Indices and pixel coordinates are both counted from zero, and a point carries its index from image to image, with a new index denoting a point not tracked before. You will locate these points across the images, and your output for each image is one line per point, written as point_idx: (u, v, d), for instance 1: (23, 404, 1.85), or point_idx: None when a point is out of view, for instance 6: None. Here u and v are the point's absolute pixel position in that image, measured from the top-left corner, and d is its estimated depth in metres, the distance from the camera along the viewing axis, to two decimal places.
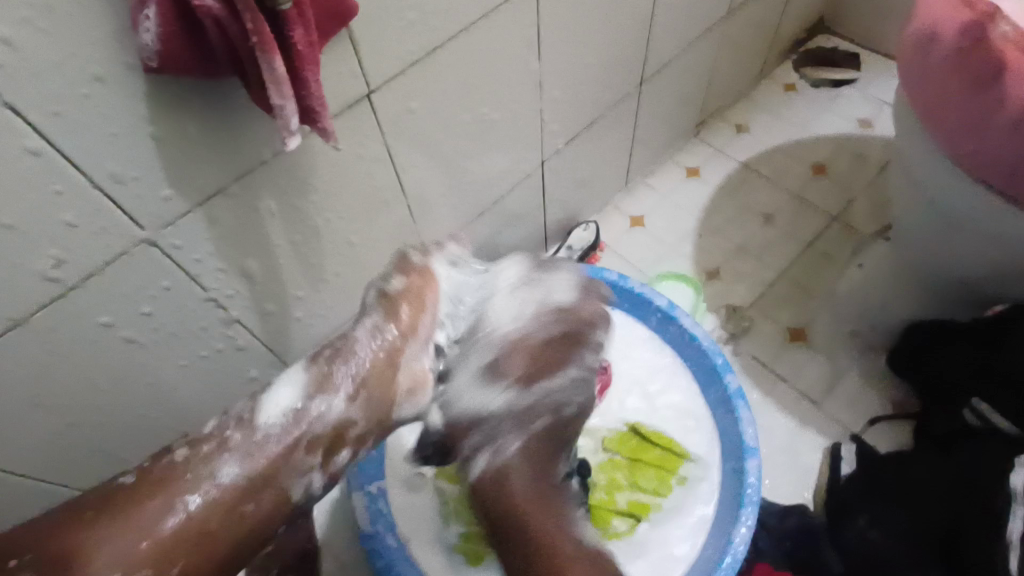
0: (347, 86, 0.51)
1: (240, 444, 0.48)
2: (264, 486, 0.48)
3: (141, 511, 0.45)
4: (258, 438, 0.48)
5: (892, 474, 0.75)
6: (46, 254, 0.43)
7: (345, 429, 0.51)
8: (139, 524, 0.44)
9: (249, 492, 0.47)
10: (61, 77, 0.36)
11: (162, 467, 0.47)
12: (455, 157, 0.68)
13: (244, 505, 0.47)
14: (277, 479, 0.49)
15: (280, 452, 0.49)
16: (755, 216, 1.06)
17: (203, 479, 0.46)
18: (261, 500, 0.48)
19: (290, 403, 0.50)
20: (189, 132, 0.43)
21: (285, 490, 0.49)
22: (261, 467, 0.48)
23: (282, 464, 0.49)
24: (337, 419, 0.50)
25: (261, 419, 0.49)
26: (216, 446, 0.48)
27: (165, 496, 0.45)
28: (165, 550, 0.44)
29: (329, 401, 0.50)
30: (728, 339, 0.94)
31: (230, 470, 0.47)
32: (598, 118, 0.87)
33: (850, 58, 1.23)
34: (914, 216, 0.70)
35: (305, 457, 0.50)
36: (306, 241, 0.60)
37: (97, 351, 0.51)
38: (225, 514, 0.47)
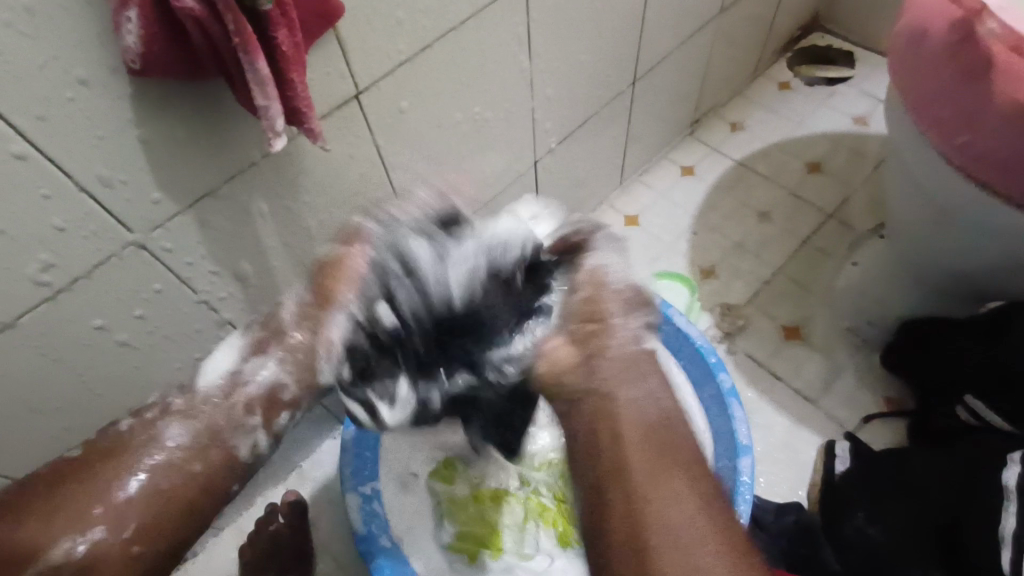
0: (337, 86, 0.51)
1: (182, 410, 0.50)
2: (212, 444, 0.49)
3: (90, 483, 0.44)
4: (200, 402, 0.51)
5: (889, 470, 0.75)
6: (35, 258, 0.43)
7: (280, 391, 0.54)
8: (90, 496, 0.44)
9: (196, 454, 0.48)
10: (46, 81, 0.36)
11: (108, 439, 0.47)
12: (448, 157, 0.68)
13: (193, 468, 0.48)
14: (222, 438, 0.50)
15: (222, 414, 0.51)
16: (750, 214, 1.06)
17: (151, 443, 0.47)
18: (209, 460, 0.48)
19: (227, 368, 0.54)
20: (176, 134, 0.43)
21: (231, 449, 0.50)
22: (205, 428, 0.49)
23: (226, 424, 0.50)
24: (270, 381, 0.54)
25: (201, 384, 0.53)
26: (160, 413, 0.49)
27: (113, 466, 0.45)
28: (116, 517, 0.44)
29: (262, 363, 0.54)
30: (724, 337, 0.94)
31: (174, 433, 0.48)
32: (592, 116, 0.87)
33: (844, 56, 1.23)
34: (908, 212, 0.70)
35: (250, 419, 0.52)
36: (298, 243, 0.60)
37: (90, 355, 0.51)
38: (176, 476, 0.47)
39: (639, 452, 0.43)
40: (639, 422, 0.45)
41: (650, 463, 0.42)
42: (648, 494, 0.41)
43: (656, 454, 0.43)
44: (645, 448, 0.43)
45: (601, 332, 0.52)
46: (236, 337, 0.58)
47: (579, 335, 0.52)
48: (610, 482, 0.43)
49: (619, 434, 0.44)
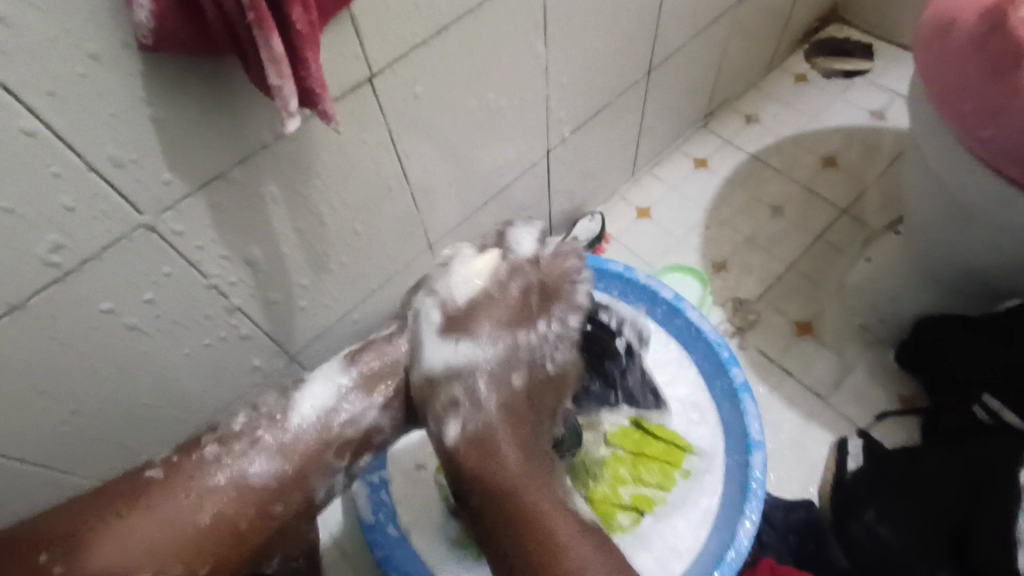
0: (350, 69, 0.50)
1: (270, 443, 0.53)
2: (293, 486, 0.53)
3: (171, 507, 0.48)
4: (291, 438, 0.54)
5: (901, 467, 0.73)
6: (46, 238, 0.42)
7: (373, 434, 0.57)
8: (172, 518, 0.48)
9: (277, 493, 0.52)
10: (56, 56, 0.35)
11: (193, 463, 0.51)
12: (460, 146, 0.68)
13: (270, 506, 0.52)
14: (304, 480, 0.54)
15: (313, 451, 0.54)
16: (764, 208, 1.04)
17: (233, 474, 0.51)
18: (289, 500, 0.53)
19: (324, 403, 0.56)
20: (188, 113, 0.43)
21: (312, 490, 0.55)
22: (292, 464, 0.53)
23: (314, 463, 0.54)
24: (367, 424, 0.57)
25: (296, 419, 0.55)
26: (247, 445, 0.52)
27: (192, 496, 0.49)
28: (194, 548, 0.48)
29: (362, 407, 0.56)
30: (735, 332, 0.93)
31: (260, 466, 0.52)
32: (606, 106, 0.85)
33: (862, 49, 1.21)
34: (930, 206, 0.68)
35: (333, 459, 0.55)
36: (309, 230, 0.59)
37: (99, 337, 0.51)
38: (254, 516, 0.51)
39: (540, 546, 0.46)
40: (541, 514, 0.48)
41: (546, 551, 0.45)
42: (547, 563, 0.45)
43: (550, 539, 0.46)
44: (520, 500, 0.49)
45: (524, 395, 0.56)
46: (336, 371, 0.58)
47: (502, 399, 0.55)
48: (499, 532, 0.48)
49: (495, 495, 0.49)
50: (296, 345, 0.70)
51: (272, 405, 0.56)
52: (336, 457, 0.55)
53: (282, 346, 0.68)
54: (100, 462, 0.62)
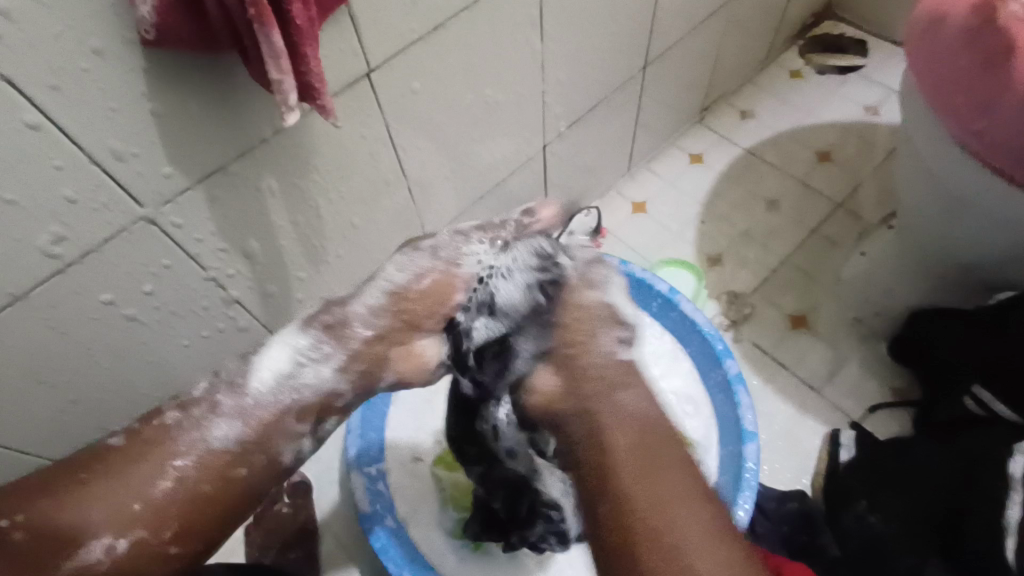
0: (348, 63, 0.51)
1: (231, 408, 0.44)
2: (254, 450, 0.43)
3: (132, 476, 0.40)
4: (250, 402, 0.44)
5: (891, 457, 0.75)
6: (47, 230, 0.43)
7: (333, 399, 0.47)
8: (134, 487, 0.39)
9: (242, 457, 0.43)
10: (59, 51, 0.36)
11: (155, 428, 0.42)
12: (456, 140, 0.68)
13: (234, 473, 0.42)
14: (270, 442, 0.44)
15: (270, 418, 0.44)
16: (759, 202, 1.05)
17: (195, 441, 0.42)
18: (253, 467, 0.43)
19: (281, 368, 0.46)
20: (189, 108, 0.43)
21: (276, 453, 0.44)
22: (251, 432, 0.43)
23: (274, 428, 0.44)
24: (327, 389, 0.46)
25: (252, 384, 0.45)
26: (206, 409, 0.43)
27: (153, 460, 0.41)
28: (160, 512, 0.39)
29: (318, 372, 0.46)
30: (730, 325, 0.94)
31: (220, 429, 0.42)
32: (603, 100, 0.86)
33: (857, 45, 1.22)
34: (922, 200, 0.69)
35: (293, 424, 0.45)
36: (307, 223, 0.59)
37: (99, 328, 0.51)
38: (216, 477, 0.41)
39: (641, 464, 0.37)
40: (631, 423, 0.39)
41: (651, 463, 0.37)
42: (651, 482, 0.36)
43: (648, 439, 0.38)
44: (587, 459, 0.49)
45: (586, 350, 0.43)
46: (292, 334, 0.47)
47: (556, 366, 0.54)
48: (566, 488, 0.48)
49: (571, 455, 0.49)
50: None
51: (230, 370, 0.46)
52: (297, 423, 0.45)
53: None
54: None
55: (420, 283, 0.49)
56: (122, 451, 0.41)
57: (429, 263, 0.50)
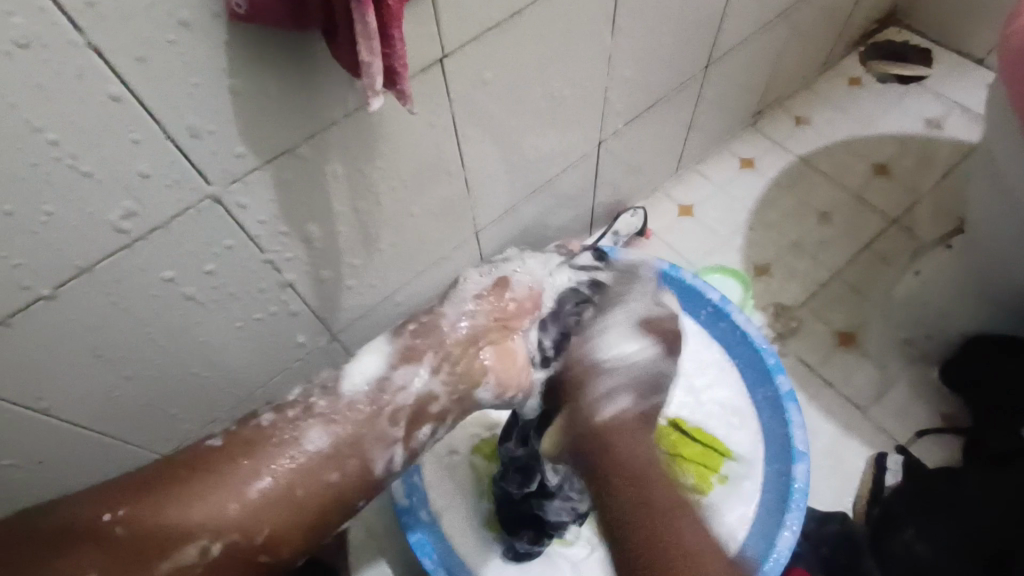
0: (425, 48, 0.49)
1: (324, 412, 0.48)
2: (349, 452, 0.47)
3: (234, 472, 0.44)
4: (342, 405, 0.49)
5: (941, 485, 0.72)
6: (119, 204, 0.42)
7: (428, 403, 0.51)
8: (231, 486, 0.43)
9: (332, 461, 0.47)
10: (149, 21, 0.35)
11: (252, 430, 0.47)
12: (517, 133, 0.66)
13: (326, 476, 0.46)
14: (361, 447, 0.48)
15: (361, 419, 0.49)
16: (811, 213, 1.02)
17: (291, 444, 0.46)
18: (344, 469, 0.47)
19: (374, 371, 0.51)
20: (267, 87, 0.42)
21: (368, 459, 0.48)
22: (345, 434, 0.47)
23: (366, 432, 0.48)
24: (419, 392, 0.51)
25: (344, 386, 0.50)
26: (301, 412, 0.48)
27: (253, 460, 0.45)
28: (249, 519, 0.43)
29: (414, 374, 0.51)
30: (777, 337, 0.91)
31: (315, 438, 0.47)
32: (662, 99, 0.83)
33: (921, 54, 1.17)
34: (1001, 224, 0.66)
35: (389, 427, 0.49)
36: (366, 209, 0.58)
37: (158, 305, 0.51)
38: (310, 483, 0.45)
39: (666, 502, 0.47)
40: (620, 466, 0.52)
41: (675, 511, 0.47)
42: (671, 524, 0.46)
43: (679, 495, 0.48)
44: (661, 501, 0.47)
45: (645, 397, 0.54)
46: (381, 340, 0.54)
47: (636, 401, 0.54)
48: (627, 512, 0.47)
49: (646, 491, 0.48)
50: (339, 324, 0.69)
51: (323, 377, 0.51)
52: (392, 426, 0.50)
53: (326, 324, 0.68)
54: (144, 430, 0.62)
55: (486, 292, 0.58)
56: (225, 456, 0.45)
57: (487, 281, 0.60)
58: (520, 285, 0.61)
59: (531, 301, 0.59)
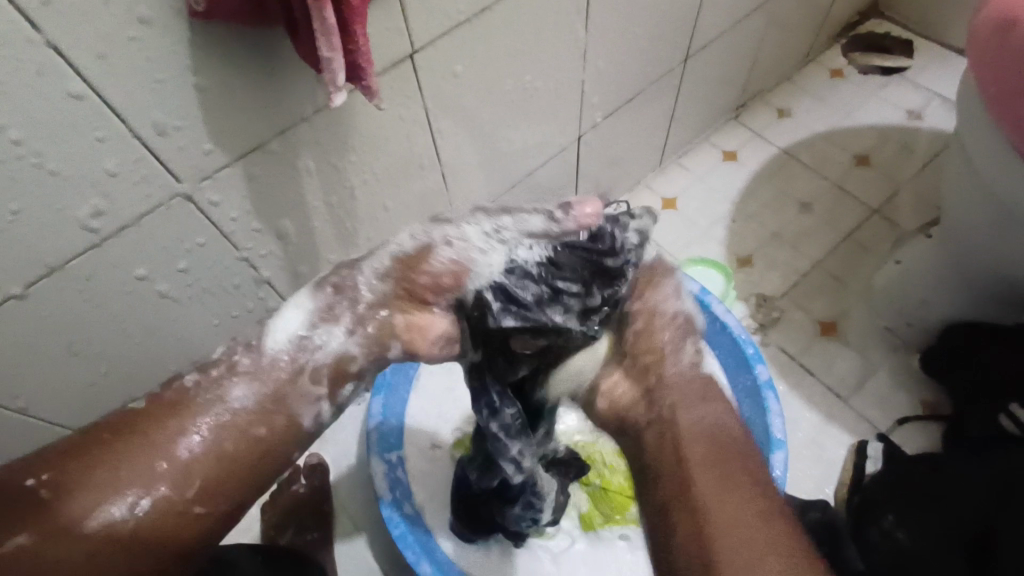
0: (394, 43, 0.49)
1: (249, 370, 0.41)
2: (275, 408, 0.40)
3: (158, 431, 0.37)
4: (267, 364, 0.41)
5: (919, 475, 0.73)
6: (87, 202, 0.42)
7: (345, 364, 0.43)
8: (159, 447, 0.37)
9: (262, 417, 0.39)
10: (109, 19, 0.35)
11: (174, 391, 0.39)
12: (492, 127, 0.67)
13: (255, 431, 0.39)
14: (289, 402, 0.40)
15: (286, 377, 0.41)
16: (793, 204, 1.03)
17: (214, 402, 0.38)
18: (274, 425, 0.39)
19: (295, 328, 0.43)
20: (233, 84, 0.42)
21: (298, 415, 0.40)
22: (271, 389, 0.40)
23: (293, 389, 0.41)
24: (337, 352, 0.42)
25: (267, 343, 0.42)
26: (225, 370, 0.40)
27: (179, 419, 0.38)
28: (182, 478, 0.36)
29: (329, 333, 0.42)
30: (758, 328, 0.92)
31: (238, 392, 0.39)
32: (640, 92, 0.84)
33: (902, 45, 1.18)
34: (974, 211, 0.67)
35: (311, 385, 0.41)
36: (341, 204, 0.59)
37: (132, 303, 0.51)
38: (241, 440, 0.38)
39: (700, 456, 0.41)
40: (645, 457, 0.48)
41: (718, 478, 0.40)
42: (710, 489, 0.40)
43: (718, 445, 0.42)
44: (709, 457, 0.41)
45: (660, 362, 0.46)
46: (303, 298, 0.46)
47: (636, 370, 0.46)
48: (664, 476, 0.41)
49: (684, 446, 0.42)
50: None
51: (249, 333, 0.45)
52: (315, 384, 0.41)
53: None
54: None
55: (394, 262, 0.45)
56: (146, 418, 0.38)
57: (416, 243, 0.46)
58: (441, 254, 0.45)
59: (450, 274, 0.45)
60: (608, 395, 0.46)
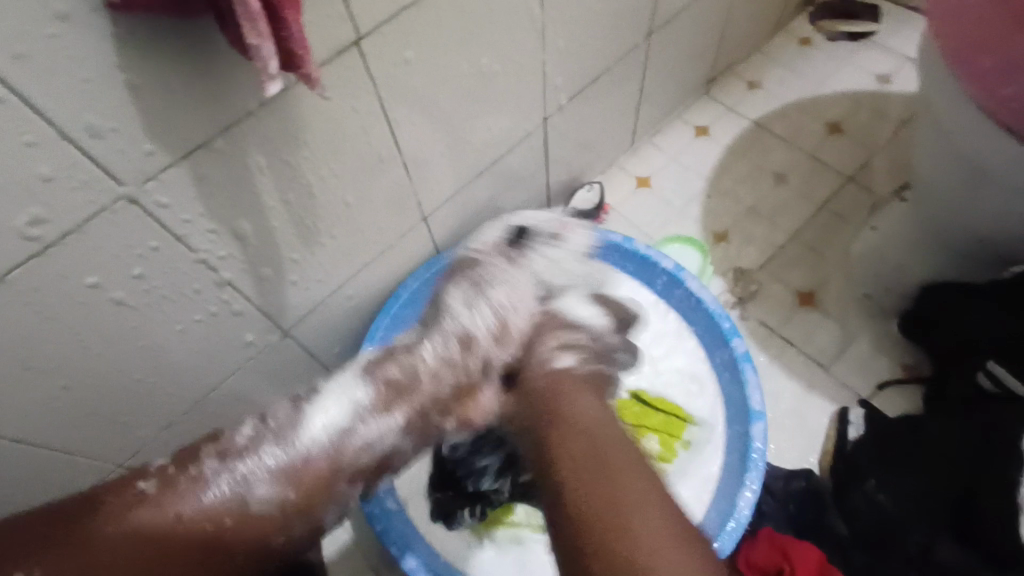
0: (336, 29, 0.48)
1: (280, 462, 0.55)
2: (294, 514, 0.55)
3: (188, 519, 0.51)
4: (298, 457, 0.55)
5: (903, 437, 0.72)
6: (24, 211, 0.41)
7: (391, 446, 0.60)
8: (187, 531, 0.50)
9: (283, 521, 0.54)
10: (21, 14, 0.33)
11: (201, 480, 0.53)
12: (452, 115, 0.66)
13: (274, 534, 0.54)
14: (310, 509, 0.56)
15: (317, 474, 0.56)
16: (767, 175, 1.02)
17: (242, 496, 0.53)
18: (287, 526, 0.55)
19: (338, 421, 0.58)
20: (168, 79, 0.41)
21: (313, 518, 0.56)
22: (296, 494, 0.55)
23: (306, 499, 0.55)
24: (388, 443, 0.59)
25: (304, 437, 0.56)
26: (251, 465, 0.54)
27: (206, 509, 0.52)
28: (203, 560, 0.50)
29: (386, 421, 0.59)
30: (736, 302, 0.92)
31: (264, 486, 0.54)
32: (605, 72, 0.83)
33: (870, 10, 1.17)
34: (940, 170, 0.66)
35: (340, 481, 0.57)
36: (299, 202, 0.57)
37: (85, 312, 0.50)
38: (257, 534, 0.53)
39: (580, 460, 0.50)
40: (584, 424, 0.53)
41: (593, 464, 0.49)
42: (581, 467, 0.49)
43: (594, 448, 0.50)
44: (590, 445, 0.51)
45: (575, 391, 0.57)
46: (339, 386, 0.60)
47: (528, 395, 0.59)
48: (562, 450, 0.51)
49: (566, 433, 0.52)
50: (289, 321, 0.69)
51: (279, 416, 0.57)
52: (345, 481, 0.57)
53: (274, 321, 0.67)
54: (93, 440, 0.61)
55: (449, 346, 0.63)
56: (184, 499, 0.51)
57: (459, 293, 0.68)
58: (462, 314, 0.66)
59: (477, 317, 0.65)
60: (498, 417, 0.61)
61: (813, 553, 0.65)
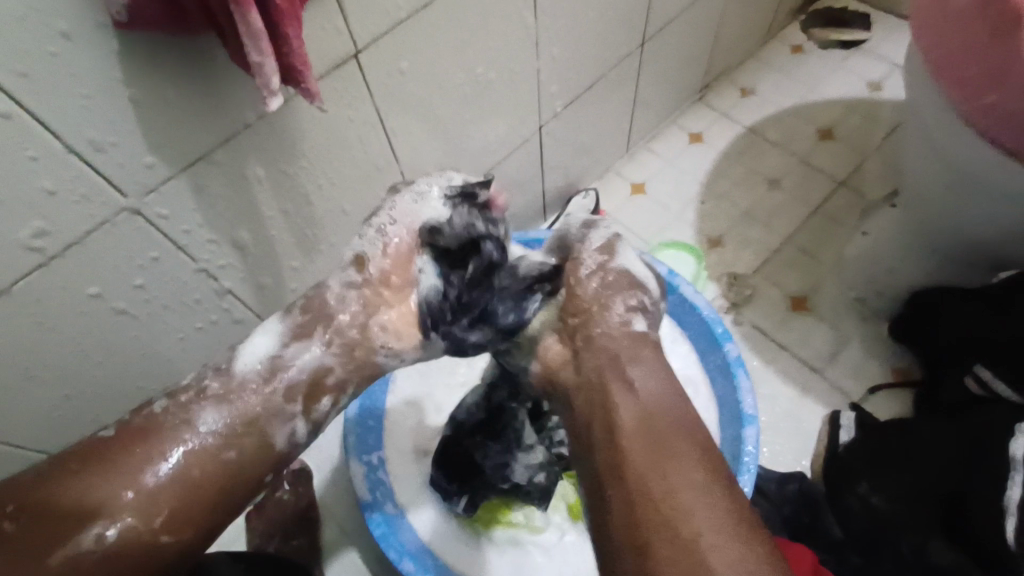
0: (335, 43, 0.49)
1: (218, 392, 0.42)
2: (248, 430, 0.42)
3: (123, 460, 0.38)
4: (236, 386, 0.43)
5: (893, 439, 0.74)
6: (29, 224, 0.42)
7: (324, 377, 0.45)
8: (120, 474, 0.38)
9: (236, 438, 0.41)
10: (27, 33, 0.34)
11: (141, 416, 0.41)
12: (449, 123, 0.66)
13: (225, 453, 0.41)
14: (260, 424, 0.42)
15: (260, 401, 0.43)
16: (761, 181, 1.04)
17: (184, 426, 0.40)
18: (244, 446, 0.41)
19: (265, 351, 0.44)
20: (168, 94, 0.42)
21: (268, 436, 0.42)
22: (244, 414, 0.42)
23: (265, 411, 0.43)
24: (314, 367, 0.44)
25: (237, 366, 0.44)
26: (194, 394, 0.42)
27: (144, 446, 0.39)
28: (145, 503, 0.38)
29: (304, 348, 0.45)
30: (730, 307, 0.93)
31: (209, 417, 0.41)
32: (600, 79, 0.84)
33: (861, 18, 1.19)
34: (928, 175, 0.68)
35: (286, 405, 0.43)
36: (298, 210, 0.58)
37: (87, 322, 0.50)
38: (209, 462, 0.40)
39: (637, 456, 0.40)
40: (642, 405, 0.42)
41: (656, 457, 0.39)
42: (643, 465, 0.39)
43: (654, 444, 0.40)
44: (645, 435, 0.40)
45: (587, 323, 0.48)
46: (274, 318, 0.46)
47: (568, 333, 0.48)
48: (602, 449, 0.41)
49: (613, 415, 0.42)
50: None
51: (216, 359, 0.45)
52: (290, 403, 0.43)
53: None
54: None
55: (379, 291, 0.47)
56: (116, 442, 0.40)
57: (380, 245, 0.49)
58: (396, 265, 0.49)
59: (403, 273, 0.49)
60: (542, 357, 0.50)
61: (807, 555, 0.66)
